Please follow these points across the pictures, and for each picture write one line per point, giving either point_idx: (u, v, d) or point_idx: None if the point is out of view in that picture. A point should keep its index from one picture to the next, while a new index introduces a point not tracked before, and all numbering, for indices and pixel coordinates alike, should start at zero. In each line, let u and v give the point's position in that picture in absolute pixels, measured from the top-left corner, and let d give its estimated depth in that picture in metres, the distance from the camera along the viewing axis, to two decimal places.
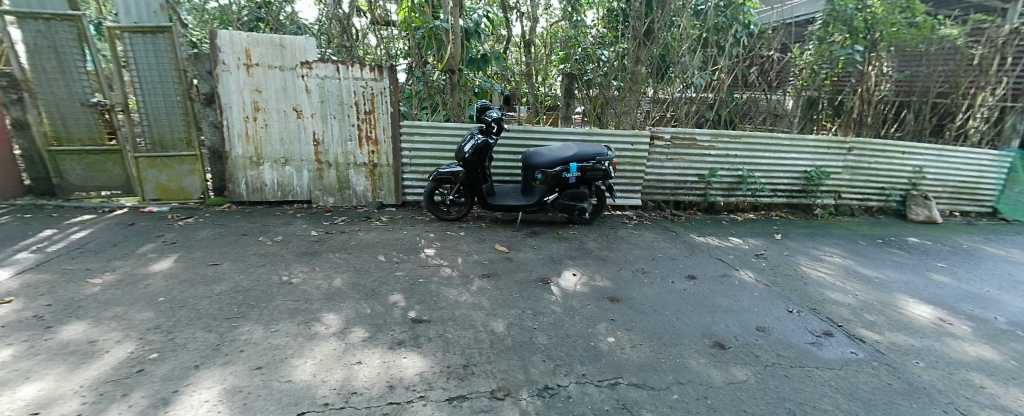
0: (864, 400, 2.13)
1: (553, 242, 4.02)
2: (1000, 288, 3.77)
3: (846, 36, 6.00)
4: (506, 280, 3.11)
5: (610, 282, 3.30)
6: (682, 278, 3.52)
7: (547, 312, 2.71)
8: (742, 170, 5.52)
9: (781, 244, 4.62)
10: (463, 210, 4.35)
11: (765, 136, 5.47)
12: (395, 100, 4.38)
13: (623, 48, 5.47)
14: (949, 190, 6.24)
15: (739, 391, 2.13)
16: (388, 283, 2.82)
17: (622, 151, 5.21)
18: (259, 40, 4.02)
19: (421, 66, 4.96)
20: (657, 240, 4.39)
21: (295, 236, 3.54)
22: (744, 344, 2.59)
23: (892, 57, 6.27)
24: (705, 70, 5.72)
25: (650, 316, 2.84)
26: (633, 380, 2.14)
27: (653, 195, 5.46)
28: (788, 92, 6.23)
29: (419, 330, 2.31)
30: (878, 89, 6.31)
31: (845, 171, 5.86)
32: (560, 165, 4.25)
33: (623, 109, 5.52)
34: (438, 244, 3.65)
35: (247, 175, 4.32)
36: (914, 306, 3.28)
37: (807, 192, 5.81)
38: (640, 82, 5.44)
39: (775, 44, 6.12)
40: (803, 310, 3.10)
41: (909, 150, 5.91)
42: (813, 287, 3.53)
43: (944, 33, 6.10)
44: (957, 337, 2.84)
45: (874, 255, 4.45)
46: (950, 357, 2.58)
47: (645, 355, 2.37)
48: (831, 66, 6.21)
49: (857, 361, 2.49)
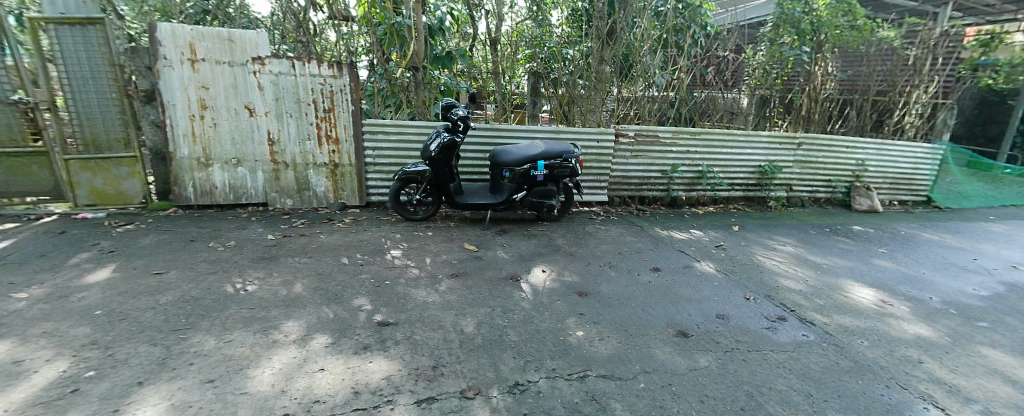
0: (815, 379, 2.26)
1: (523, 240, 4.03)
2: (934, 270, 4.08)
3: (794, 38, 6.53)
4: (475, 279, 3.08)
5: (578, 277, 3.34)
6: (648, 270, 3.61)
7: (517, 309, 2.71)
8: (702, 166, 5.73)
9: (739, 235, 4.83)
10: (431, 210, 4.27)
11: (722, 133, 5.70)
12: (356, 98, 4.25)
13: (588, 47, 5.49)
14: (888, 181, 6.71)
15: (702, 377, 2.20)
16: (352, 286, 2.73)
17: (589, 148, 5.28)
18: (205, 34, 3.80)
19: (384, 63, 4.82)
20: (624, 234, 4.49)
21: (251, 241, 3.37)
22: (706, 332, 2.68)
23: (836, 57, 6.72)
24: (666, 69, 5.88)
25: (618, 308, 2.89)
26: (601, 372, 2.17)
27: (619, 191, 5.57)
28: (743, 91, 6.46)
29: (385, 333, 2.25)
30: (824, 87, 6.66)
31: (796, 164, 6.18)
32: (528, 162, 4.26)
33: (588, 108, 5.65)
34: (404, 244, 3.57)
35: (195, 177, 4.07)
36: (859, 290, 3.51)
37: (761, 186, 6.10)
38: (605, 81, 5.58)
39: (731, 45, 6.34)
40: (759, 297, 3.26)
41: (852, 144, 6.31)
42: (769, 275, 3.71)
43: (882, 36, 6.79)
44: (897, 317, 3.06)
45: (823, 244, 4.72)
46: (892, 336, 2.78)
47: (613, 347, 2.41)
48: (782, 66, 6.58)
49: (808, 343, 2.63)
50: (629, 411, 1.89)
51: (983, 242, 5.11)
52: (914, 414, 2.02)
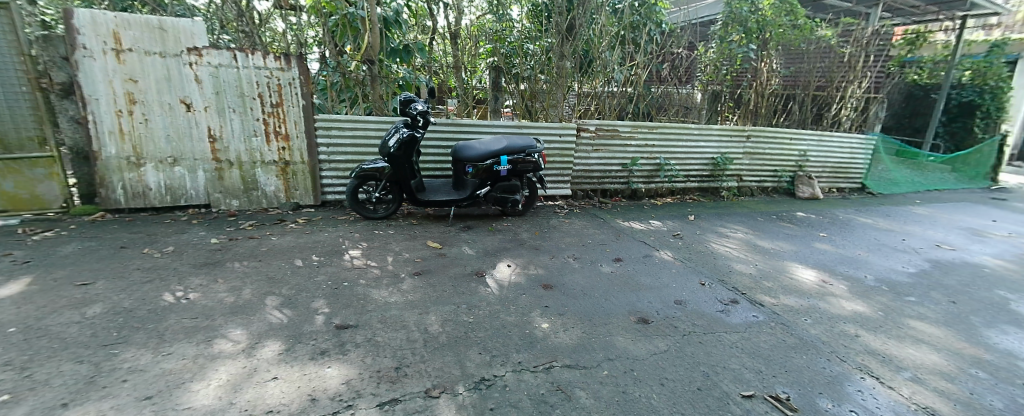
0: (764, 356, 2.39)
1: (487, 235, 3.99)
2: (868, 251, 4.42)
3: (742, 36, 6.94)
4: (439, 276, 3.02)
5: (543, 270, 3.35)
6: (610, 261, 3.68)
7: (481, 305, 2.68)
8: (659, 159, 5.92)
9: (694, 224, 5.03)
10: (391, 207, 4.14)
11: (678, 127, 5.91)
12: (308, 92, 4.06)
13: (549, 42, 5.50)
14: (827, 170, 7.19)
15: (662, 361, 2.27)
16: (307, 290, 2.61)
17: (551, 143, 5.31)
18: (131, 22, 3.50)
19: (337, 56, 4.61)
20: (587, 227, 4.55)
21: (192, 246, 3.15)
22: (665, 317, 2.77)
23: (779, 54, 7.10)
24: (625, 65, 6.02)
25: (581, 299, 2.93)
26: (566, 362, 2.19)
27: (582, 185, 5.64)
28: (697, 87, 6.74)
29: (344, 337, 2.16)
30: (770, 83, 6.99)
31: (745, 156, 6.51)
32: (491, 158, 4.23)
33: (550, 103, 5.66)
34: (364, 244, 3.45)
35: (125, 178, 3.76)
36: (803, 271, 3.74)
37: (714, 177, 6.38)
38: (566, 77, 5.62)
39: (683, 42, 6.52)
40: (714, 282, 3.40)
41: (795, 136, 6.73)
42: (722, 261, 3.88)
43: (820, 35, 7.22)
44: (837, 295, 3.28)
45: (771, 230, 5.00)
46: (833, 313, 2.98)
47: (577, 337, 2.44)
48: (731, 63, 6.96)
49: (757, 323, 2.78)
50: (594, 399, 1.91)
51: (910, 224, 5.59)
52: (851, 383, 2.18)
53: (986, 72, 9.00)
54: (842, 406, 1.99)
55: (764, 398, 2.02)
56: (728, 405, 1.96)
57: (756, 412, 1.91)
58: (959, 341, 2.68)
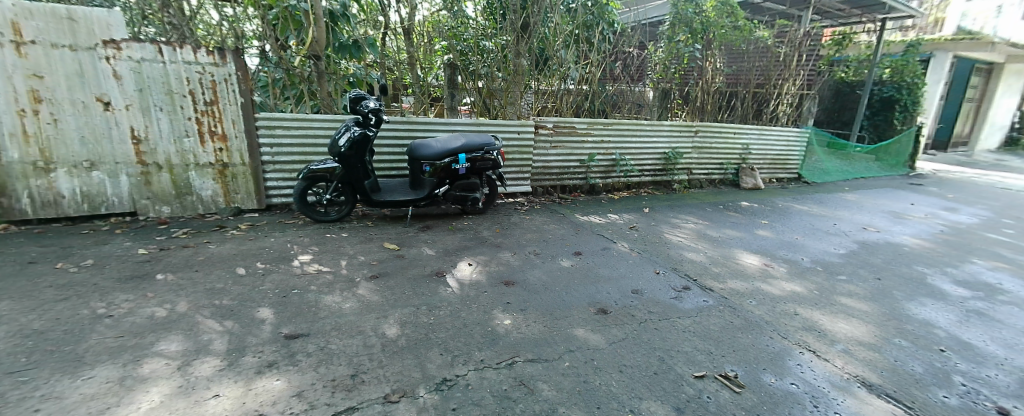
0: (714, 338, 2.50)
1: (447, 234, 3.93)
2: (804, 235, 4.76)
3: (688, 36, 7.31)
4: (397, 278, 2.93)
5: (503, 267, 3.34)
6: (570, 255, 3.73)
7: (442, 306, 2.63)
8: (615, 154, 6.08)
9: (649, 216, 5.20)
10: (344, 210, 3.97)
11: (632, 123, 6.10)
12: (247, 89, 3.82)
13: (505, 39, 5.46)
14: (767, 162, 7.67)
15: (620, 349, 2.33)
16: (252, 299, 2.44)
17: (509, 140, 5.31)
18: (34, 11, 3.16)
19: (280, 51, 4.36)
20: (547, 223, 4.59)
21: (117, 258, 2.87)
22: (623, 307, 2.84)
23: (723, 53, 7.45)
24: (580, 64, 6.12)
25: (542, 293, 2.95)
26: (529, 356, 2.19)
27: (541, 181, 5.68)
28: (648, 85, 6.94)
29: (294, 347, 2.05)
30: (714, 81, 7.33)
31: (694, 150, 6.82)
32: (448, 156, 4.15)
33: (508, 100, 5.64)
34: (315, 249, 3.29)
35: (32, 186, 3.37)
36: (749, 257, 3.96)
37: (667, 171, 6.63)
38: (523, 75, 5.63)
39: (634, 41, 6.75)
40: (667, 270, 3.53)
41: (738, 131, 7.14)
42: (675, 250, 4.04)
43: (758, 36, 7.76)
44: (779, 278, 3.50)
45: (719, 219, 5.26)
46: (776, 294, 3.17)
47: (539, 331, 2.45)
48: (678, 61, 7.27)
49: (708, 307, 2.91)
50: (556, 392, 1.93)
51: (840, 210, 6.07)
52: (791, 358, 2.33)
53: (902, 70, 9.91)
54: (784, 380, 2.13)
55: (714, 377, 2.12)
56: (683, 387, 2.04)
57: (708, 392, 2.01)
58: (884, 314, 2.94)
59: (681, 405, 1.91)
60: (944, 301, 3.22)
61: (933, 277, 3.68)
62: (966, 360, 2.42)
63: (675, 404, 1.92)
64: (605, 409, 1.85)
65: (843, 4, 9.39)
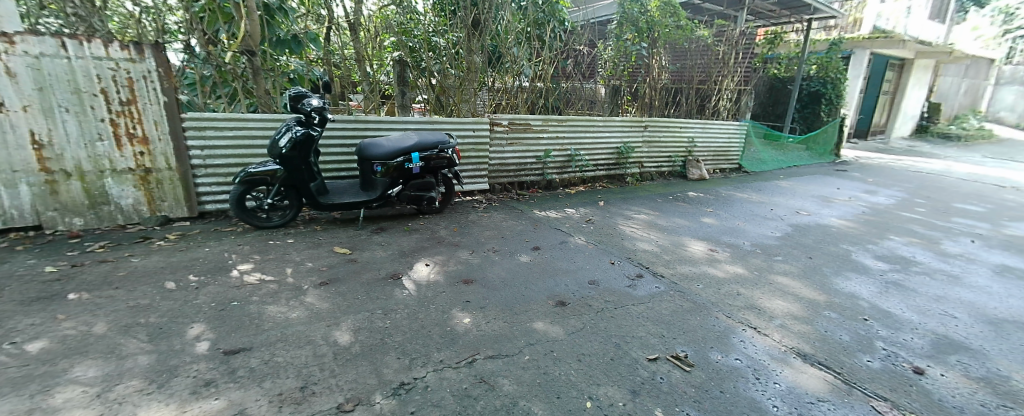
0: (666, 322, 2.60)
1: (402, 236, 3.81)
2: (745, 221, 5.07)
3: (634, 35, 7.52)
4: (349, 283, 2.80)
5: (462, 266, 3.30)
6: (528, 250, 3.74)
7: (398, 309, 2.54)
8: (570, 150, 6.18)
9: (604, 209, 5.33)
10: (288, 214, 3.75)
11: (585, 119, 6.23)
12: (171, 87, 3.52)
13: (456, 36, 5.36)
14: (711, 153, 8.10)
15: (579, 338, 2.37)
16: (184, 315, 2.25)
17: (465, 138, 5.25)
18: None
19: (208, 45, 4.06)
20: (505, 219, 4.58)
21: (19, 279, 2.55)
22: (581, 298, 2.89)
23: (668, 51, 7.76)
24: (532, 61, 6.16)
25: (502, 290, 2.94)
26: (489, 353, 2.18)
27: (499, 178, 5.66)
28: (599, 82, 7.12)
29: (235, 362, 1.91)
30: (660, 78, 7.66)
31: (644, 145, 7.08)
32: (401, 155, 4.03)
33: (462, 98, 5.56)
34: (256, 257, 3.09)
35: None
36: (697, 244, 4.16)
37: (620, 165, 6.83)
38: (477, 72, 5.57)
39: (584, 40, 6.84)
40: (622, 260, 3.64)
41: (683, 125, 7.48)
42: (628, 241, 4.16)
43: (699, 34, 8.17)
44: (724, 262, 3.70)
45: (670, 209, 5.48)
46: (721, 277, 3.35)
47: (498, 327, 2.44)
48: (627, 60, 7.48)
49: (660, 293, 3.02)
50: (517, 386, 1.93)
51: (776, 196, 6.52)
52: (735, 335, 2.47)
53: (827, 67, 10.79)
54: (729, 356, 2.26)
55: (667, 359, 2.22)
56: (638, 370, 2.11)
57: (661, 373, 2.09)
58: (816, 290, 3.19)
59: (637, 387, 1.98)
60: (866, 274, 3.54)
61: (857, 254, 4.04)
62: (886, 326, 2.67)
63: (631, 387, 1.98)
64: (566, 398, 1.88)
65: (774, 5, 10.04)
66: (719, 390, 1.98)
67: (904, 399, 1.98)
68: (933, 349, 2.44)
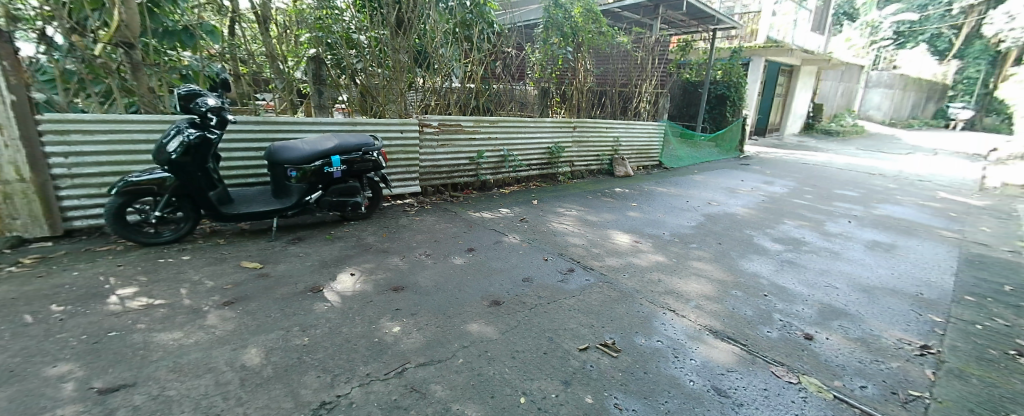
0: (595, 312, 2.69)
1: (324, 245, 3.55)
2: (665, 213, 5.43)
3: (561, 39, 7.63)
4: (260, 300, 2.54)
5: (391, 272, 3.14)
6: (462, 252, 3.67)
7: (318, 324, 2.34)
8: (503, 151, 6.20)
9: (537, 207, 5.41)
10: (183, 228, 3.34)
11: (516, 120, 6.29)
12: (19, 83, 2.96)
13: (380, 34, 5.09)
14: (634, 152, 8.58)
15: (513, 336, 2.36)
16: (44, 353, 1.89)
17: (392, 140, 5.02)
18: None
19: (74, 36, 3.51)
20: (437, 222, 4.47)
21: None
22: (515, 296, 2.89)
23: (592, 56, 8.01)
24: (461, 61, 6.04)
25: (434, 294, 2.84)
26: (420, 360, 2.09)
27: (430, 180, 5.51)
28: (529, 84, 7.24)
29: (114, 402, 1.64)
30: (586, 81, 7.89)
31: (574, 144, 7.33)
32: (319, 159, 3.76)
33: (388, 98, 5.31)
34: (144, 278, 2.70)
35: None
36: (623, 236, 4.36)
37: (552, 164, 6.99)
38: (404, 71, 5.32)
39: (512, 42, 6.85)
40: (555, 256, 3.70)
41: (609, 125, 7.86)
42: (560, 237, 4.26)
43: (619, 41, 8.56)
44: (647, 252, 3.92)
45: (598, 205, 5.70)
46: (644, 265, 3.55)
47: (431, 333, 2.35)
48: (554, 63, 7.55)
49: (590, 286, 3.11)
50: (450, 390, 1.87)
51: (691, 189, 7.07)
52: (656, 318, 2.62)
53: (730, 72, 11.91)
54: (651, 339, 2.39)
55: (596, 347, 2.29)
56: (569, 361, 2.15)
57: (591, 362, 2.15)
58: (725, 271, 3.49)
59: (569, 377, 2.01)
60: (766, 255, 3.95)
61: (758, 238, 4.49)
62: (782, 300, 2.99)
63: (563, 377, 2.01)
64: (499, 396, 1.86)
65: (683, 15, 10.86)
66: (643, 371, 2.09)
67: (797, 362, 2.22)
68: (820, 316, 2.77)
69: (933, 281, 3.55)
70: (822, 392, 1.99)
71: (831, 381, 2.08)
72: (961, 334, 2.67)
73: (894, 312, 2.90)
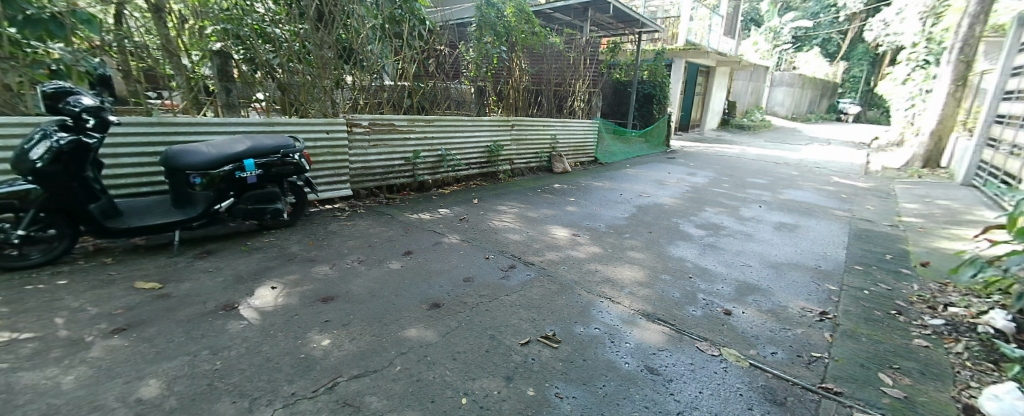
0: (536, 306, 2.70)
1: (239, 258, 3.24)
2: (600, 206, 5.62)
3: (494, 38, 7.47)
4: (160, 324, 2.25)
5: (319, 282, 2.93)
6: (398, 256, 3.52)
7: (233, 345, 2.12)
8: (440, 150, 6.06)
9: (476, 206, 5.36)
10: (57, 248, 2.88)
11: (452, 118, 6.17)
12: None
13: (299, 27, 4.78)
14: (571, 148, 8.82)
15: (453, 338, 2.30)
16: None
17: (317, 142, 4.71)
18: None
19: None
20: (371, 226, 4.26)
21: None
22: (455, 297, 2.82)
23: (525, 56, 8.10)
24: (392, 58, 5.81)
25: (368, 302, 2.69)
26: (354, 372, 1.96)
27: (363, 183, 5.25)
28: (464, 82, 7.14)
29: None
30: (521, 80, 7.98)
31: (512, 142, 7.37)
32: (229, 163, 3.41)
33: (309, 96, 4.97)
34: (6, 310, 2.28)
35: None
36: (561, 231, 4.45)
37: (491, 163, 6.97)
38: (329, 67, 5.04)
39: (445, 40, 6.71)
40: (496, 254, 3.67)
41: (547, 123, 8.00)
42: (500, 234, 4.25)
43: (551, 42, 8.75)
44: (584, 244, 4.04)
45: (538, 202, 5.77)
46: (583, 257, 3.64)
47: (364, 343, 2.22)
48: (489, 62, 7.45)
49: (531, 281, 3.12)
50: (386, 400, 1.78)
51: (624, 183, 7.40)
52: (595, 307, 2.69)
53: (655, 73, 12.65)
54: (590, 327, 2.44)
55: (537, 340, 2.29)
56: (511, 356, 2.14)
57: (532, 355, 2.16)
58: (656, 258, 3.67)
59: (511, 373, 2.00)
60: (690, 241, 4.23)
61: (684, 225, 4.80)
62: (705, 280, 3.21)
63: (505, 374, 1.99)
64: (440, 400, 1.79)
65: (611, 18, 11.34)
66: (582, 359, 2.13)
67: (718, 337, 2.38)
68: (737, 293, 3.00)
69: (830, 255, 4.00)
70: (740, 361, 2.16)
71: (747, 351, 2.26)
72: (852, 299, 3.03)
73: (799, 284, 3.22)
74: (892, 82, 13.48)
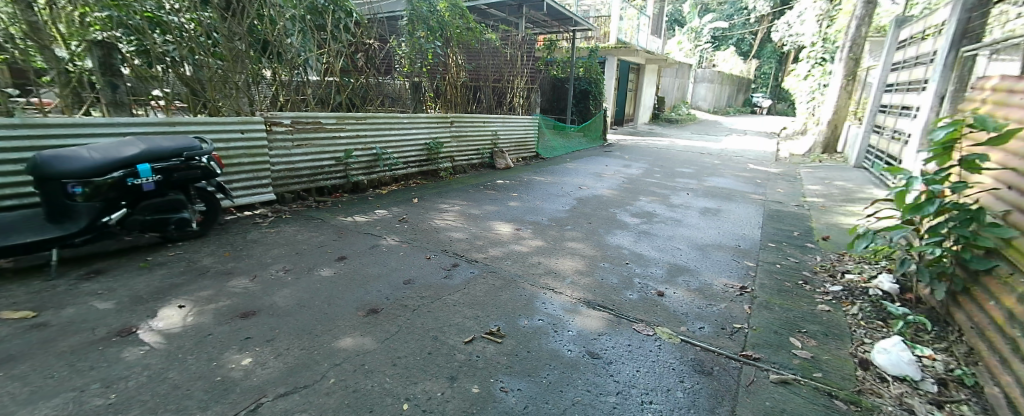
0: (480, 303, 2.66)
1: (140, 275, 2.87)
2: (542, 200, 5.69)
3: (427, 33, 7.37)
4: (36, 358, 1.93)
5: (238, 296, 2.68)
6: (330, 263, 3.31)
7: (132, 374, 1.87)
8: (375, 149, 5.80)
9: (416, 206, 5.20)
10: None
11: (387, 116, 5.92)
12: None
13: (202, 15, 4.37)
14: (513, 144, 8.85)
15: (393, 343, 2.20)
16: None
17: (231, 142, 4.29)
18: None
19: None
20: (299, 233, 3.97)
21: None
22: (394, 301, 2.70)
23: (462, 52, 7.95)
24: (316, 52, 5.47)
25: (296, 313, 2.50)
26: (281, 390, 1.81)
27: (288, 186, 4.91)
28: (398, 78, 6.90)
29: None
30: (458, 76, 7.83)
31: (452, 140, 7.25)
32: (118, 169, 2.99)
33: (220, 92, 4.50)
34: None
35: None
36: (504, 226, 4.44)
37: (431, 160, 6.80)
38: (245, 61, 4.66)
39: (373, 34, 6.40)
40: (438, 253, 3.58)
41: (487, 119, 7.96)
42: (442, 233, 4.15)
43: (487, 38, 8.71)
44: (528, 238, 4.06)
45: (481, 198, 5.72)
46: (525, 251, 3.66)
47: (293, 358, 2.05)
48: (423, 57, 7.31)
49: (474, 278, 3.07)
50: None
51: (565, 177, 7.57)
52: (539, 299, 2.70)
53: (590, 69, 13.07)
54: (533, 318, 2.45)
55: (482, 337, 2.25)
56: (455, 356, 2.08)
57: (476, 352, 2.11)
58: (595, 247, 3.78)
59: (455, 372, 1.94)
60: (626, 229, 4.41)
61: (620, 214, 5.00)
62: (640, 265, 3.36)
63: (449, 374, 1.93)
64: (379, 409, 1.70)
65: (545, 16, 11.52)
66: (526, 351, 2.13)
67: (653, 317, 2.49)
68: (669, 275, 3.16)
69: (748, 235, 4.35)
70: (672, 338, 2.26)
71: (678, 328, 2.38)
72: (767, 273, 3.32)
73: (722, 263, 3.47)
74: (796, 78, 14.99)
